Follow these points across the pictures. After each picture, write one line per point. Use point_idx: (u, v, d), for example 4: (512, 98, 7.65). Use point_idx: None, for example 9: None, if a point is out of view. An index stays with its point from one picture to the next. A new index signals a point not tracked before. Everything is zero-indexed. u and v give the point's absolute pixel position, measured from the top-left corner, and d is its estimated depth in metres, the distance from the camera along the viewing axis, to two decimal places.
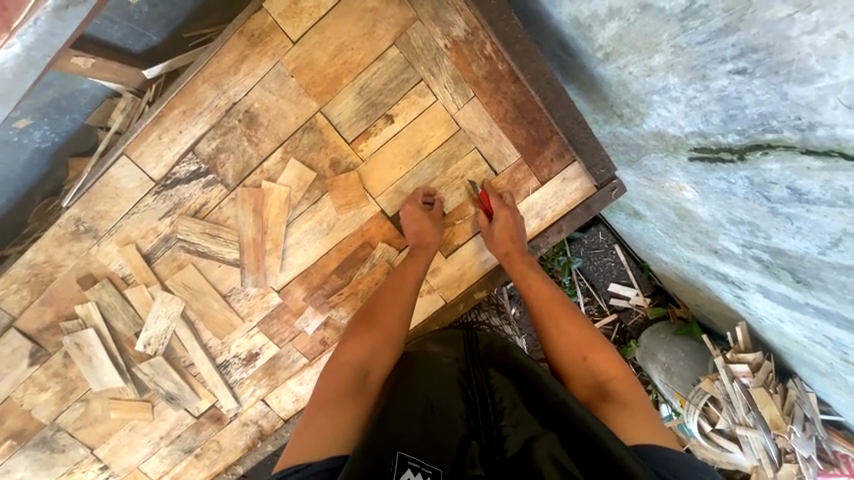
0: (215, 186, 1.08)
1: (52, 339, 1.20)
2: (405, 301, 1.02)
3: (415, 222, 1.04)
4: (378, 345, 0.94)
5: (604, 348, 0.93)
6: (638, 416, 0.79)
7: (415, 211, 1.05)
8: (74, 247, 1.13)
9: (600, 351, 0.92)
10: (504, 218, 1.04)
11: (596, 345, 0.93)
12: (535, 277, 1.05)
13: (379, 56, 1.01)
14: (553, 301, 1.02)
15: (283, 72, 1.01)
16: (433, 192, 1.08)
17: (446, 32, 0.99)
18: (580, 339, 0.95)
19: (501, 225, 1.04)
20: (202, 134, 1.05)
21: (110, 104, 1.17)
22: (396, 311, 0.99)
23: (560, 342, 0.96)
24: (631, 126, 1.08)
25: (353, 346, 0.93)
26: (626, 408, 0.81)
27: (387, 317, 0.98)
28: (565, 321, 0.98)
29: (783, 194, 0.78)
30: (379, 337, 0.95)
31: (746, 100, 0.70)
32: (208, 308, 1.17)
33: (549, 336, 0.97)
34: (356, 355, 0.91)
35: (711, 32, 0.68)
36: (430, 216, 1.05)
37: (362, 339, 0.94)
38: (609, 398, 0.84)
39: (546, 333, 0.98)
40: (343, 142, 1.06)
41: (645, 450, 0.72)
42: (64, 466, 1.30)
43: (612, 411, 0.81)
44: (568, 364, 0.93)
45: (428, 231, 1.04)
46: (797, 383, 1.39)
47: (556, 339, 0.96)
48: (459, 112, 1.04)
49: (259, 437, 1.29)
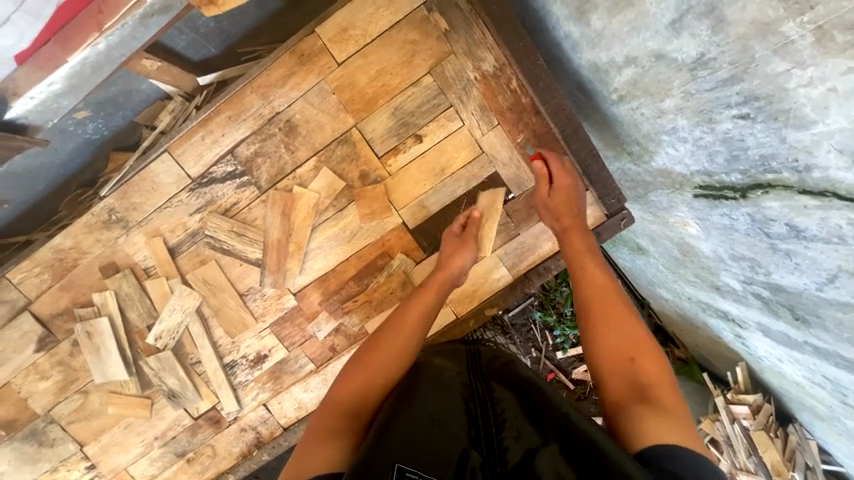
0: (248, 188, 1.14)
1: (63, 325, 1.21)
2: (412, 334, 0.98)
3: (450, 246, 1.09)
4: (373, 374, 0.92)
5: (653, 354, 0.87)
6: (676, 423, 0.75)
7: (452, 237, 1.11)
8: (103, 236, 1.17)
9: (648, 356, 0.87)
10: (564, 188, 1.06)
11: (646, 349, 0.87)
12: (593, 261, 1.00)
13: (415, 82, 1.11)
14: (606, 292, 0.95)
15: (325, 89, 1.10)
16: (475, 213, 1.12)
17: (477, 66, 1.10)
18: (630, 339, 0.89)
19: (561, 193, 1.06)
20: (243, 138, 1.12)
21: (159, 105, 1.26)
22: (394, 345, 0.96)
23: (608, 335, 0.90)
24: (640, 163, 1.16)
25: (348, 381, 0.92)
26: (662, 413, 0.77)
27: (382, 352, 0.95)
28: (619, 316, 0.91)
29: (782, 230, 0.85)
30: (375, 372, 0.92)
31: (748, 141, 0.78)
32: (223, 305, 1.19)
33: (597, 329, 0.91)
34: (352, 386, 0.91)
35: (717, 80, 0.77)
36: (471, 250, 1.08)
37: (359, 372, 0.93)
38: (647, 400, 0.79)
39: (597, 324, 0.91)
40: (374, 155, 1.13)
41: (666, 449, 0.69)
42: (49, 462, 1.27)
43: (644, 417, 0.76)
44: (609, 359, 0.88)
45: (458, 256, 1.08)
46: (797, 428, 1.44)
47: (604, 330, 0.90)
48: (483, 137, 1.13)
49: (256, 444, 1.26)
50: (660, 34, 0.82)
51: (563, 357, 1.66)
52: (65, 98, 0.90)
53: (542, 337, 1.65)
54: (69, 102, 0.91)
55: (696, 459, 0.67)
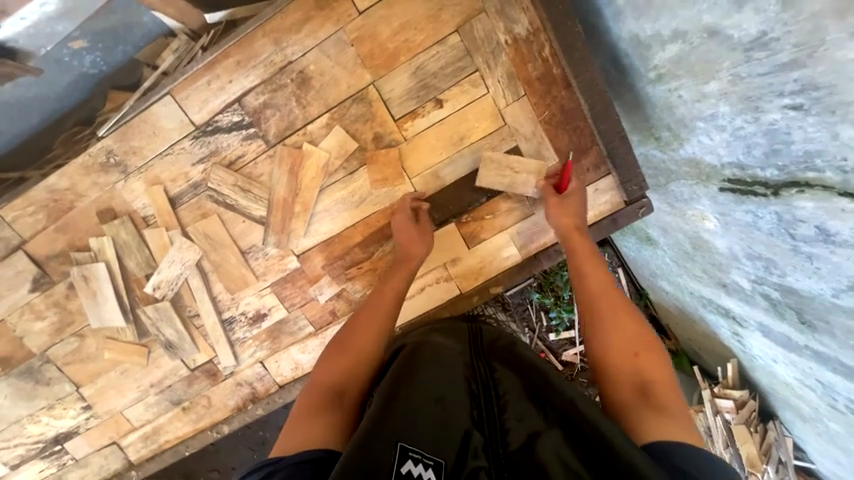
0: (255, 140, 1.09)
1: (59, 267, 1.18)
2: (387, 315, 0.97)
3: (403, 232, 1.07)
4: (357, 356, 0.90)
5: (656, 353, 0.86)
6: (684, 427, 0.73)
7: (404, 221, 1.07)
8: (100, 179, 1.12)
9: (654, 354, 0.85)
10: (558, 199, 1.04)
11: (650, 348, 0.86)
12: (592, 263, 0.98)
13: (440, 40, 1.02)
14: (611, 290, 0.94)
15: (343, 40, 1.02)
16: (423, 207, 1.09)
17: (509, 29, 1.01)
18: (633, 337, 0.87)
19: (559, 201, 1.03)
20: (252, 87, 1.05)
21: (163, 42, 1.17)
22: (379, 322, 0.95)
23: (610, 337, 0.88)
24: (666, 150, 1.11)
25: (331, 362, 0.89)
26: (669, 418, 0.74)
27: (366, 329, 0.94)
28: (623, 318, 0.90)
29: (810, 233, 0.82)
30: (364, 355, 0.90)
31: (794, 135, 0.74)
32: (224, 261, 1.16)
33: (599, 330, 0.90)
34: (338, 366, 0.88)
35: (774, 65, 0.71)
36: (424, 238, 1.06)
37: (343, 354, 0.90)
38: (652, 402, 0.77)
39: (599, 324, 0.91)
40: (390, 118, 1.07)
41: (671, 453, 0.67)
42: (45, 399, 1.28)
43: (652, 417, 0.74)
44: (614, 354, 0.86)
45: (413, 242, 1.06)
46: (777, 425, 1.48)
47: (605, 332, 0.89)
48: (507, 108, 1.06)
49: (251, 399, 1.28)
50: (718, 6, 0.74)
51: (556, 339, 1.67)
52: (60, 23, 1.08)
53: (537, 319, 1.66)
54: (63, 28, 1.09)
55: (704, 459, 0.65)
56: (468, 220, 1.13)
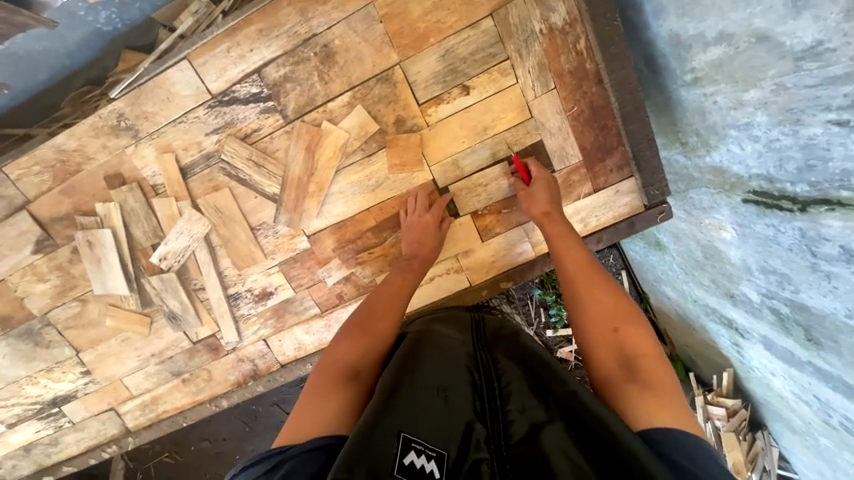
0: (272, 114, 1.05)
1: (63, 231, 1.15)
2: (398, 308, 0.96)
3: (421, 232, 1.06)
4: (371, 341, 0.87)
5: (636, 324, 0.83)
6: (667, 401, 0.69)
7: (432, 224, 1.06)
8: (109, 142, 1.08)
9: (634, 325, 0.83)
10: (543, 181, 1.03)
11: (630, 319, 0.84)
12: (568, 243, 0.98)
13: (473, 23, 0.98)
14: (586, 267, 0.94)
15: (372, 15, 0.98)
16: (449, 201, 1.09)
17: (545, 17, 0.97)
18: (610, 311, 0.85)
19: (539, 187, 1.03)
20: (273, 57, 1.01)
21: (181, 3, 1.11)
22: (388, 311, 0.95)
23: (587, 315, 0.87)
24: (691, 156, 1.09)
25: (344, 345, 0.86)
26: (651, 393, 0.70)
27: (379, 314, 0.94)
28: (599, 293, 0.89)
29: (834, 252, 0.81)
30: (372, 342, 0.88)
31: (834, 152, 0.72)
32: (233, 237, 1.14)
33: (576, 308, 0.89)
34: (351, 350, 0.85)
35: (825, 77, 0.68)
36: (437, 247, 1.07)
37: (356, 338, 0.88)
38: (634, 376, 0.74)
39: (576, 302, 0.90)
40: (414, 101, 1.03)
41: (654, 435, 0.64)
42: (44, 362, 1.27)
43: (633, 391, 0.72)
44: (593, 331, 0.84)
45: (429, 250, 1.06)
46: (764, 435, 1.50)
47: (582, 310, 0.88)
48: (535, 100, 1.03)
49: (252, 376, 1.28)
50: (773, 10, 0.71)
51: (553, 335, 1.66)
52: None
53: (535, 314, 1.65)
54: None
55: (692, 444, 0.62)
56: (483, 213, 1.12)
